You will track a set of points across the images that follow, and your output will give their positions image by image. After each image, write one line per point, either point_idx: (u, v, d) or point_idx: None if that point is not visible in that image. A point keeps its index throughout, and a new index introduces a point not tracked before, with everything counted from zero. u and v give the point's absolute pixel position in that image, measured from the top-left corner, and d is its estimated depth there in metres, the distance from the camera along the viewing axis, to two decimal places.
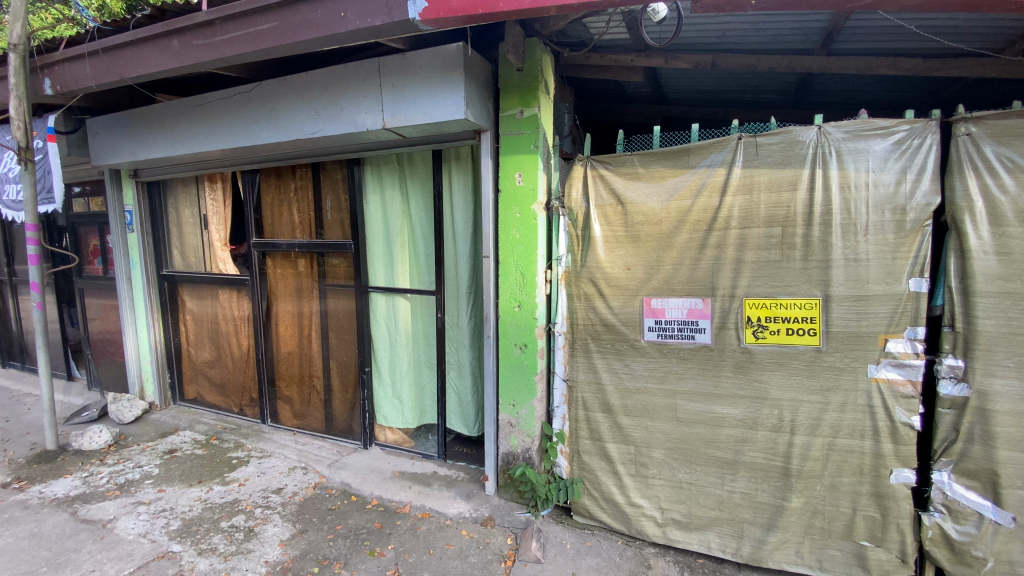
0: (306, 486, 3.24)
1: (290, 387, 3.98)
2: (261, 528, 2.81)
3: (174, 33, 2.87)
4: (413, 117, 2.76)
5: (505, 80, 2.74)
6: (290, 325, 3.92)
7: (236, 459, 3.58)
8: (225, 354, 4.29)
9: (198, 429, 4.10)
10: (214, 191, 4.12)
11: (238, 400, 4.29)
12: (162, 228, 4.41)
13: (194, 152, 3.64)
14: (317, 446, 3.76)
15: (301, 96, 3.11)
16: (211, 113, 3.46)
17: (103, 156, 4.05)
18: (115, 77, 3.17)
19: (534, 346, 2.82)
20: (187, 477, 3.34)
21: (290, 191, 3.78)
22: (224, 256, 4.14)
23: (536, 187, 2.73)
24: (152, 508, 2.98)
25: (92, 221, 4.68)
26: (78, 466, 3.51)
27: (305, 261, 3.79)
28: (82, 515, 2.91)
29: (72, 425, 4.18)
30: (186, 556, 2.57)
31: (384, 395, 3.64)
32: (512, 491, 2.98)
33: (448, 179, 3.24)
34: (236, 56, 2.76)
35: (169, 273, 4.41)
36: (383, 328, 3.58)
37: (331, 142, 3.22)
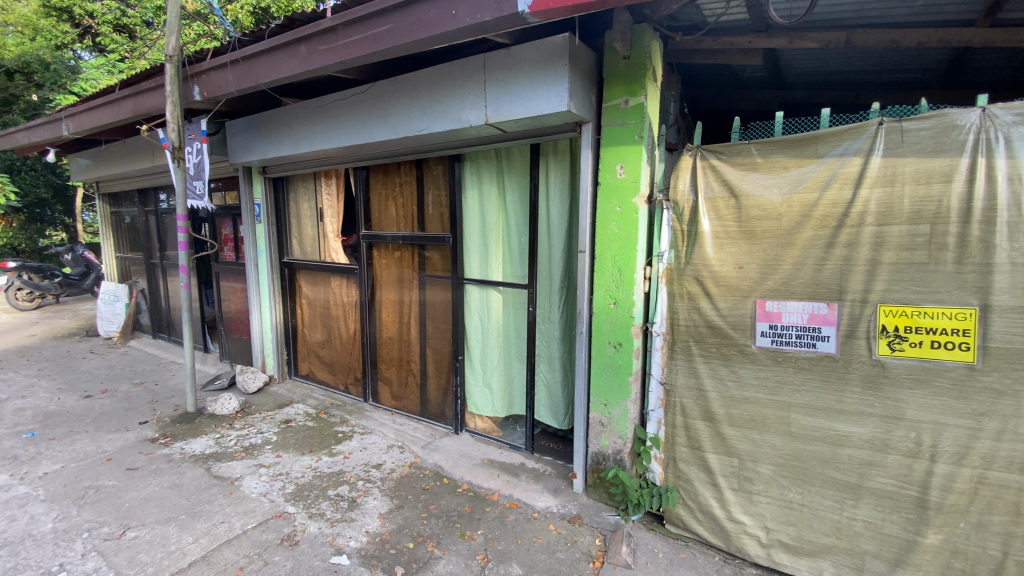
0: (402, 464, 3.42)
1: (390, 369, 4.21)
2: (362, 500, 3.00)
3: (302, 40, 3.13)
4: (516, 112, 2.78)
5: (610, 70, 2.66)
6: (391, 312, 4.15)
7: (342, 433, 3.87)
8: (334, 336, 4.64)
9: (310, 403, 4.49)
10: (328, 186, 4.46)
11: (344, 378, 4.62)
12: (285, 220, 4.86)
13: (313, 150, 3.96)
14: (412, 427, 3.95)
15: (410, 95, 3.26)
16: (331, 113, 3.74)
17: (239, 154, 4.55)
18: (251, 82, 3.53)
19: (630, 345, 2.73)
20: (300, 446, 3.66)
21: (396, 186, 3.98)
22: (337, 246, 4.47)
23: (638, 179, 2.61)
24: (271, 471, 3.31)
25: (227, 212, 5.28)
26: (211, 427, 3.99)
27: (407, 253, 3.97)
28: (214, 472, 3.30)
29: (208, 391, 4.76)
30: (299, 517, 2.81)
31: (475, 384, 3.73)
32: (601, 492, 2.91)
33: (545, 172, 3.21)
34: (355, 59, 2.94)
35: (289, 260, 4.84)
36: (475, 319, 3.67)
37: (436, 139, 3.33)
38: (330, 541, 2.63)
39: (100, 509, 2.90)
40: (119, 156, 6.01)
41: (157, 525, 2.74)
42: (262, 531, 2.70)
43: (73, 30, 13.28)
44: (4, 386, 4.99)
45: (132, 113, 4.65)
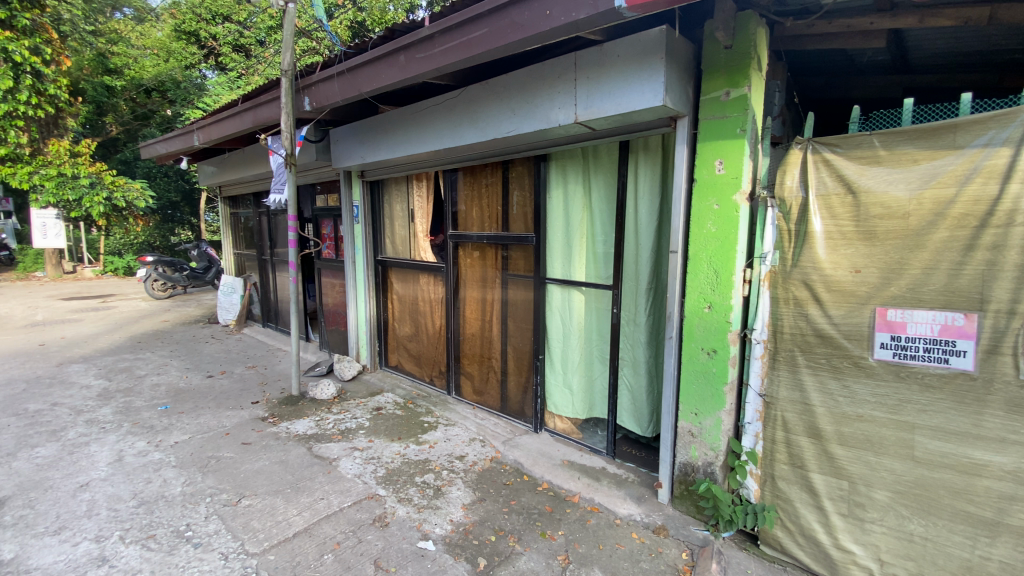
0: (484, 458, 3.49)
1: (472, 364, 4.33)
2: (447, 489, 3.10)
3: (401, 49, 3.31)
4: (607, 109, 2.73)
5: (710, 62, 2.53)
6: (475, 310, 4.25)
7: (428, 423, 4.03)
8: (421, 331, 4.85)
9: (399, 392, 4.73)
10: (420, 188, 4.67)
11: (429, 371, 4.81)
12: (379, 220, 5.15)
13: (408, 154, 4.17)
14: (493, 422, 4.02)
15: (500, 97, 3.32)
16: (425, 118, 3.92)
17: (342, 159, 4.91)
18: (354, 92, 3.78)
19: (725, 352, 2.58)
20: (389, 433, 3.87)
21: (482, 187, 4.07)
22: (425, 245, 4.66)
23: (739, 175, 2.47)
24: (364, 454, 3.53)
25: (329, 213, 5.72)
26: (312, 410, 4.33)
27: (491, 252, 4.05)
28: (314, 451, 3.57)
29: (309, 376, 5.18)
30: (389, 500, 2.97)
31: (555, 384, 3.72)
32: (688, 504, 2.78)
33: (634, 170, 3.13)
34: (450, 64, 3.05)
35: (382, 258, 5.13)
36: (557, 319, 3.66)
37: (524, 140, 3.37)
38: (417, 526, 2.74)
39: (220, 477, 3.25)
40: (240, 162, 6.71)
41: (266, 495, 3.02)
42: (356, 510, 2.88)
43: (200, 53, 15.28)
44: (145, 364, 5.76)
45: (251, 124, 5.17)
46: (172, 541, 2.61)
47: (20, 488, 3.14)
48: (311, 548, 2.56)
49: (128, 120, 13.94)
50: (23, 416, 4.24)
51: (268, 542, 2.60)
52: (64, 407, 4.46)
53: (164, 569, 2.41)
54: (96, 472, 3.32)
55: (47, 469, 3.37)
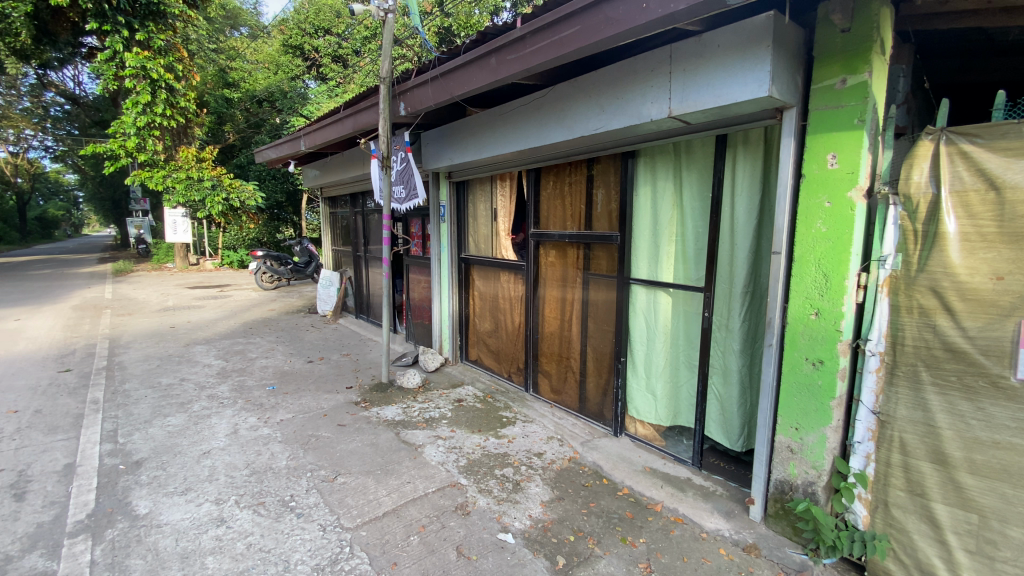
0: (563, 457, 3.48)
1: (550, 363, 4.32)
2: (525, 485, 3.13)
3: (493, 51, 3.38)
4: (705, 102, 2.62)
5: (823, 47, 2.33)
6: (554, 309, 4.24)
7: (506, 418, 4.10)
8: (501, 328, 4.92)
9: (478, 386, 4.86)
10: (503, 188, 4.74)
11: (508, 367, 4.88)
12: (463, 219, 5.31)
13: (494, 154, 4.25)
14: (571, 422, 3.99)
15: (589, 94, 3.29)
16: (512, 118, 3.98)
17: (432, 161, 5.13)
18: (447, 95, 3.93)
19: (833, 364, 2.37)
20: (470, 425, 3.98)
21: (565, 185, 4.05)
22: (507, 244, 4.73)
23: (856, 170, 2.26)
24: (447, 443, 3.66)
25: (418, 212, 5.99)
26: (399, 398, 4.57)
27: (573, 252, 4.00)
28: (401, 437, 3.76)
29: (396, 366, 5.48)
30: (470, 490, 3.05)
31: (637, 389, 3.63)
32: (783, 524, 2.59)
33: (732, 166, 2.97)
34: (541, 63, 3.07)
35: (465, 256, 5.28)
36: (641, 322, 3.56)
37: (613, 136, 3.31)
38: (497, 517, 2.80)
39: (319, 454, 3.53)
40: (341, 164, 7.23)
41: (359, 475, 3.23)
42: (440, 496, 3.00)
43: (304, 65, 16.68)
44: (256, 347, 6.39)
45: (352, 129, 5.52)
46: (278, 509, 2.86)
47: (157, 450, 3.61)
48: (399, 529, 2.70)
49: (243, 128, 15.52)
50: (159, 389, 4.87)
51: (360, 518, 2.78)
52: (191, 382, 5.07)
53: (271, 533, 2.65)
54: (216, 442, 3.74)
55: (178, 436, 3.85)
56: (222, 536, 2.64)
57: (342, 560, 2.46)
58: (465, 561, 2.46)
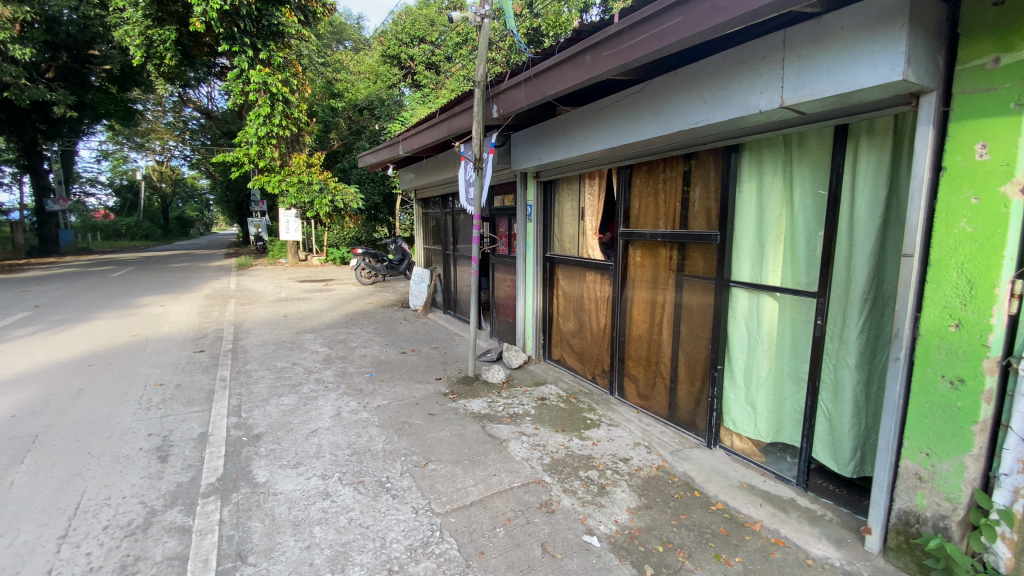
0: (650, 465, 3.37)
1: (637, 367, 4.19)
2: (611, 489, 3.07)
3: (588, 49, 3.35)
4: (824, 90, 2.40)
5: (970, 22, 2.05)
6: (643, 311, 4.10)
7: (590, 420, 4.05)
8: (585, 328, 4.86)
9: (561, 386, 4.84)
10: (592, 186, 4.68)
11: (592, 369, 4.80)
12: (550, 218, 5.29)
13: (585, 153, 4.21)
14: (659, 430, 3.85)
15: (689, 88, 3.16)
16: (605, 115, 3.92)
17: (521, 161, 5.19)
18: (539, 95, 3.95)
19: (977, 383, 2.07)
20: (554, 423, 3.98)
21: (659, 183, 3.91)
22: (594, 243, 4.65)
23: (1013, 160, 1.95)
24: (531, 440, 3.69)
25: (506, 212, 6.10)
26: (485, 392, 4.69)
27: (666, 252, 3.85)
28: (487, 430, 3.86)
29: (481, 361, 5.62)
30: (555, 488, 3.06)
31: (735, 400, 3.42)
32: (906, 560, 2.31)
33: (853, 158, 2.70)
34: (640, 57, 2.99)
35: (551, 255, 5.27)
36: (742, 327, 3.35)
37: (714, 130, 3.15)
38: (582, 519, 2.77)
39: (411, 440, 3.72)
40: (434, 166, 7.57)
41: (448, 463, 3.36)
42: (525, 492, 3.03)
43: (400, 73, 17.73)
44: (355, 337, 6.88)
45: (446, 133, 5.74)
46: (375, 489, 3.06)
47: (273, 426, 4.02)
48: (485, 519, 2.77)
49: (346, 135, 16.78)
50: (275, 371, 5.42)
51: (449, 505, 2.90)
52: (300, 366, 5.59)
53: (370, 511, 2.84)
54: (322, 422, 4.08)
55: (289, 414, 4.25)
56: (328, 509, 2.88)
57: (433, 543, 2.58)
58: (550, 559, 2.46)
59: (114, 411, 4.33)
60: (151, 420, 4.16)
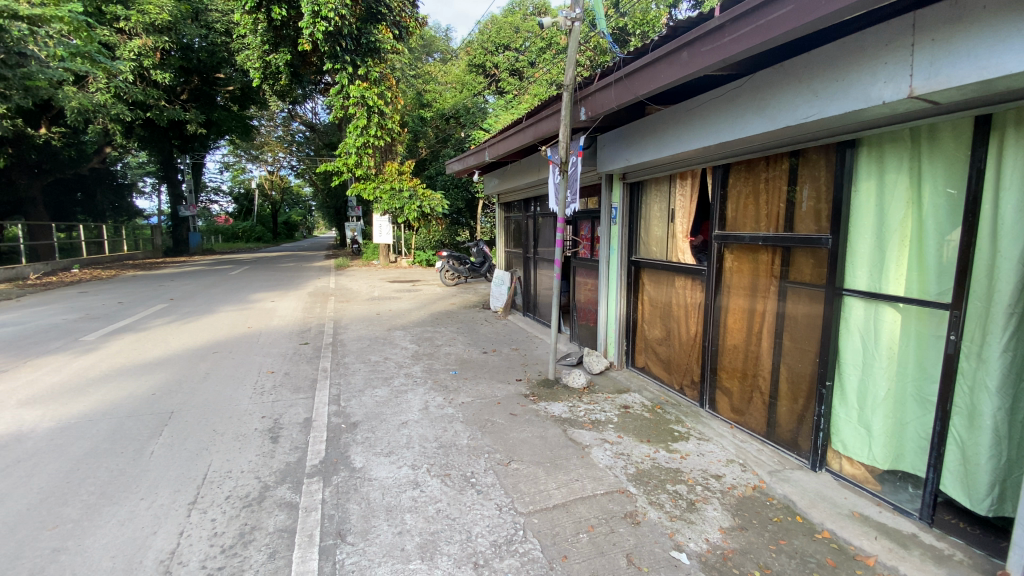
0: (745, 484, 3.16)
1: (731, 380, 3.94)
2: (701, 506, 2.93)
3: (685, 45, 3.24)
4: (959, 76, 2.14)
5: None
6: (739, 320, 3.86)
7: (678, 432, 3.88)
8: (673, 336, 4.66)
9: (646, 395, 4.69)
10: (683, 187, 4.51)
11: (680, 379, 4.60)
12: (637, 220, 5.15)
13: (677, 153, 4.07)
14: (755, 447, 3.60)
15: (798, 81, 2.96)
16: (700, 113, 3.76)
17: (608, 163, 5.12)
18: (630, 95, 3.88)
19: None
20: (639, 433, 3.86)
21: (760, 182, 3.67)
22: (685, 246, 4.46)
23: None
24: (615, 448, 3.61)
25: (590, 215, 6.04)
26: (566, 396, 4.66)
27: (766, 257, 3.60)
28: (569, 434, 3.83)
29: (562, 365, 5.60)
30: (640, 500, 2.96)
31: (847, 420, 3.11)
32: None
33: (998, 153, 2.38)
34: (743, 51, 2.84)
35: (637, 259, 5.13)
36: (856, 340, 3.04)
37: (826, 125, 2.91)
38: (670, 534, 2.67)
39: (494, 438, 3.80)
40: (519, 170, 7.70)
41: (531, 464, 3.39)
42: (609, 500, 2.97)
43: (486, 81, 18.35)
44: (440, 336, 7.17)
45: (532, 137, 5.80)
46: (461, 483, 3.16)
47: (368, 415, 4.30)
48: (568, 523, 2.76)
49: (434, 143, 17.59)
50: (369, 364, 5.80)
51: (532, 505, 2.92)
52: (391, 361, 5.93)
53: (456, 504, 2.94)
54: (411, 415, 4.29)
55: (382, 405, 4.52)
56: (417, 498, 3.02)
57: (516, 541, 2.61)
58: (636, 571, 2.40)
59: (234, 394, 4.86)
60: (264, 403, 4.63)
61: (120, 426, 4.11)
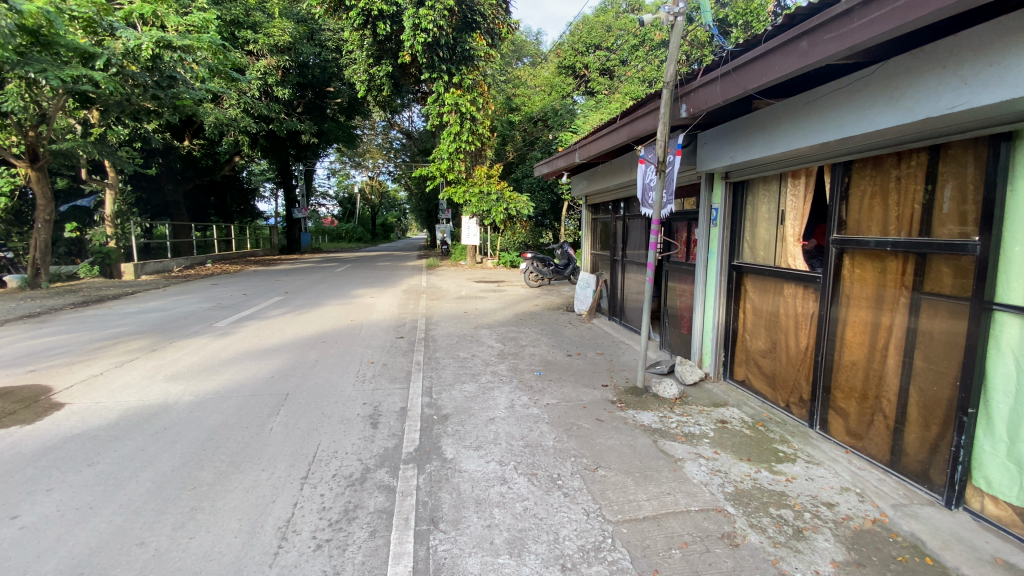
0: (863, 516, 2.85)
1: (848, 400, 3.57)
2: (810, 535, 2.68)
3: (804, 34, 3.00)
4: None
5: None
6: (860, 334, 3.47)
7: (783, 453, 3.59)
8: (780, 348, 4.31)
9: (746, 410, 4.38)
10: (795, 186, 4.17)
11: (786, 396, 4.24)
12: (741, 223, 4.84)
13: (789, 150, 3.77)
14: (876, 477, 3.22)
15: (942, 68, 2.65)
16: (819, 106, 3.46)
17: (708, 162, 4.88)
18: (738, 90, 3.65)
19: None
20: (738, 451, 3.63)
21: (889, 181, 3.30)
22: (796, 251, 4.12)
23: None
24: (710, 464, 3.43)
25: (686, 217, 5.78)
26: (656, 406, 4.50)
27: (896, 265, 3.22)
28: (660, 445, 3.70)
29: (651, 373, 5.41)
30: (739, 522, 2.78)
31: (992, 453, 2.68)
32: None
33: None
34: (876, 36, 2.56)
35: (739, 264, 4.81)
36: (1009, 361, 2.62)
37: (978, 115, 2.56)
38: (773, 561, 2.47)
39: (581, 442, 3.77)
40: (610, 171, 7.57)
41: (619, 472, 3.31)
42: (704, 518, 2.82)
43: (575, 83, 18.35)
44: (525, 336, 7.26)
45: (626, 137, 5.67)
46: (548, 484, 3.18)
47: (457, 409, 4.46)
48: (660, 537, 2.66)
49: (521, 146, 17.90)
50: (458, 359, 6.03)
51: (621, 514, 2.85)
52: (478, 358, 6.11)
53: (544, 504, 2.96)
54: (498, 411, 4.39)
55: (471, 400, 4.67)
56: (505, 493, 3.08)
57: (604, 549, 2.57)
58: None
59: (339, 381, 5.29)
60: (365, 391, 4.98)
61: (244, 404, 4.63)
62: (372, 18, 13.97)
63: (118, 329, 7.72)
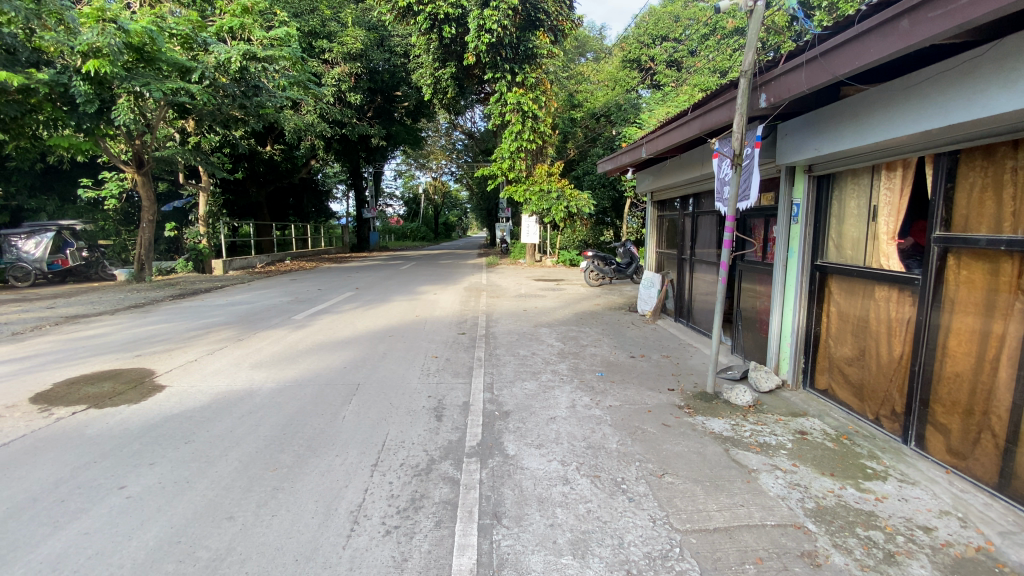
0: (966, 543, 2.56)
1: (949, 415, 3.23)
2: (903, 560, 2.45)
3: (905, 13, 2.73)
4: None
5: None
6: (966, 343, 3.13)
7: (872, 469, 3.30)
8: (868, 355, 3.97)
9: (828, 421, 4.08)
10: (891, 180, 3.82)
11: (876, 407, 3.90)
12: (825, 220, 4.50)
13: (884, 140, 3.46)
14: (981, 501, 2.90)
15: None
16: (921, 91, 3.15)
17: (789, 154, 4.58)
18: (826, 76, 3.39)
19: None
20: (819, 464, 3.38)
21: (1005, 173, 2.95)
22: (891, 251, 3.79)
23: None
24: (788, 477, 3.22)
25: (764, 214, 5.47)
26: (728, 413, 4.29)
27: (1012, 266, 2.89)
28: (732, 455, 3.53)
29: (722, 378, 5.16)
30: (822, 541, 2.59)
31: None
32: None
33: None
34: (992, 11, 2.29)
35: (822, 264, 4.48)
36: None
37: None
38: None
39: (647, 447, 3.67)
40: (678, 167, 7.31)
41: (687, 480, 3.19)
42: (782, 534, 2.65)
43: (639, 77, 17.93)
44: (586, 335, 7.17)
45: (698, 131, 5.43)
46: (612, 487, 3.12)
47: (519, 406, 4.49)
48: (732, 551, 2.53)
49: (583, 143, 17.70)
50: (519, 357, 6.07)
51: (690, 524, 2.75)
52: (539, 356, 6.11)
53: (607, 507, 2.90)
54: (559, 411, 4.37)
55: (533, 398, 4.68)
56: (568, 494, 3.05)
57: (672, 558, 2.48)
58: None
59: (405, 373, 5.48)
60: (429, 384, 5.13)
61: (319, 393, 4.92)
62: (438, 21, 14.36)
63: (209, 320, 8.47)
